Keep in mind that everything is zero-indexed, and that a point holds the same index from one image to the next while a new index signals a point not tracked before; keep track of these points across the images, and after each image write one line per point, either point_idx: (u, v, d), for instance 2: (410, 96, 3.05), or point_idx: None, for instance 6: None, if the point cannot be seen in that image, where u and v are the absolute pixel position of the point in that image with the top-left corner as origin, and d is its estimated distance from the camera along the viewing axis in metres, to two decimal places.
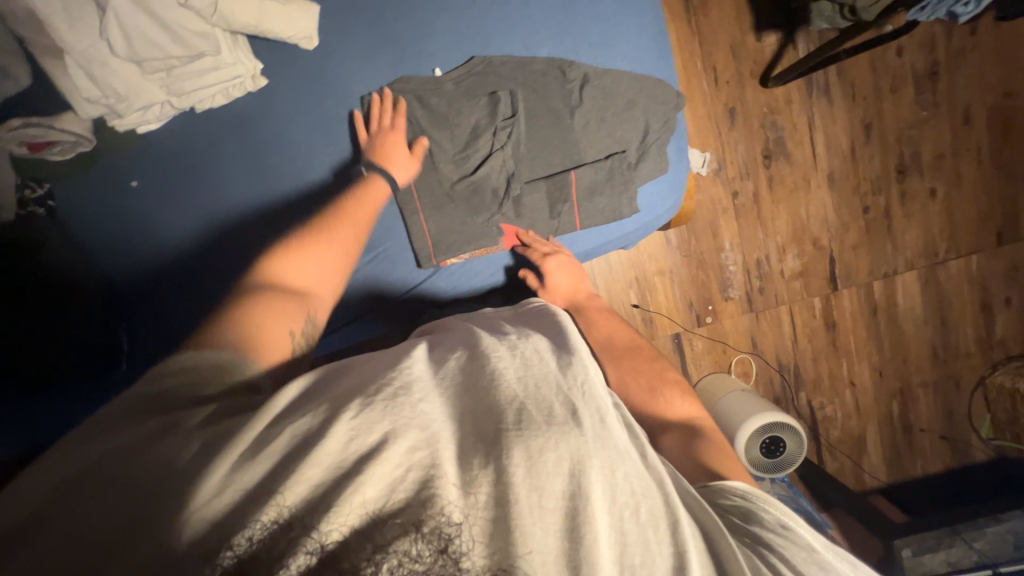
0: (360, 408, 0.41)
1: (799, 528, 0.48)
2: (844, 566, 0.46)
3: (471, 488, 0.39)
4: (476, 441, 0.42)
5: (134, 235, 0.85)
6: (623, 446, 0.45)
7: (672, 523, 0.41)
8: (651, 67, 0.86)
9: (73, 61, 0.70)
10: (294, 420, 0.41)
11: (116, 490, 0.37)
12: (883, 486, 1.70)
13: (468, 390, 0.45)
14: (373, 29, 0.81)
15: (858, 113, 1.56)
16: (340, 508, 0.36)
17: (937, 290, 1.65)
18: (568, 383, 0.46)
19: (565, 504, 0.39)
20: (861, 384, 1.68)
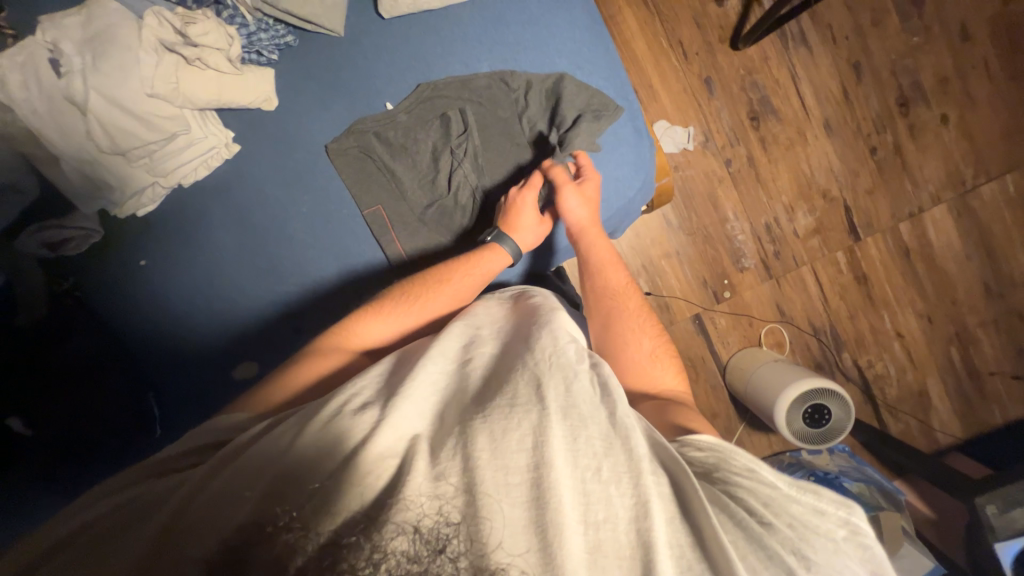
0: (346, 429, 0.53)
1: (765, 469, 0.53)
2: (809, 498, 0.51)
3: (443, 477, 0.48)
4: (447, 434, 0.52)
5: (149, 311, 0.92)
6: (591, 412, 0.55)
7: (635, 474, 0.50)
8: (593, 57, 0.86)
9: (67, 164, 0.78)
10: (289, 444, 0.52)
11: (136, 526, 0.47)
12: (959, 441, 1.55)
13: (442, 400, 0.58)
14: (323, 81, 0.87)
15: (842, 55, 1.49)
16: (343, 502, 0.45)
17: (973, 221, 1.53)
18: (530, 370, 0.58)
19: (529, 475, 0.48)
20: (909, 334, 1.56)
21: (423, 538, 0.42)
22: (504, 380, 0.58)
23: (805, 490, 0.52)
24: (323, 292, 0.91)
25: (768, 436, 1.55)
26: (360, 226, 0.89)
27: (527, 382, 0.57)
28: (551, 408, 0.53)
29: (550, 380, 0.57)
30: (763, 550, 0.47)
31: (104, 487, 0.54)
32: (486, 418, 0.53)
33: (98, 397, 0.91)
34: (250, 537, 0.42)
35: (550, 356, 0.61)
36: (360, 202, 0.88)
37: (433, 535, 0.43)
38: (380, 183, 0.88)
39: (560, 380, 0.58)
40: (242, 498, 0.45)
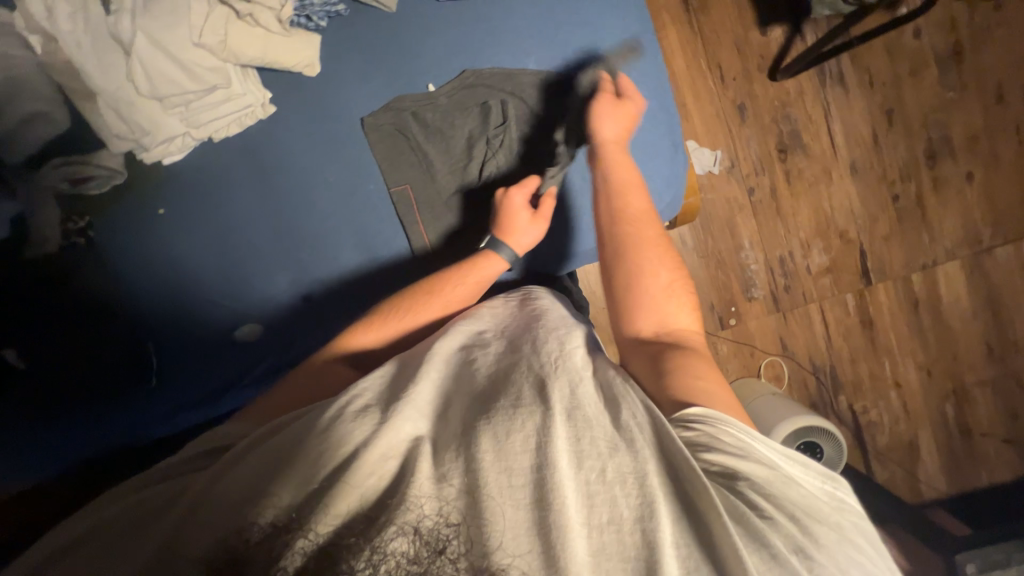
0: (344, 428, 0.52)
1: (756, 444, 0.55)
2: (798, 468, 0.54)
3: (446, 478, 0.49)
4: (450, 435, 0.53)
5: (159, 264, 0.91)
6: (596, 416, 0.54)
7: (640, 477, 0.49)
8: (640, 65, 0.86)
9: (104, 102, 0.77)
10: (290, 440, 0.53)
11: (151, 517, 0.51)
12: (942, 497, 1.55)
13: (445, 398, 0.58)
14: (368, 53, 0.86)
15: (876, 99, 1.50)
16: (343, 505, 0.47)
17: (985, 280, 1.53)
18: (536, 371, 0.58)
19: (532, 477, 0.48)
20: (908, 385, 1.56)
21: (422, 539, 0.46)
22: (507, 379, 0.58)
23: (794, 462, 0.55)
24: (337, 264, 0.90)
25: None
26: (385, 203, 0.89)
27: (531, 384, 0.56)
28: (556, 412, 0.53)
29: (555, 382, 0.57)
30: (772, 544, 0.46)
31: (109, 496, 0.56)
32: (490, 419, 0.53)
33: (100, 338, 0.91)
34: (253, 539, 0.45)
35: (556, 359, 0.61)
36: (388, 179, 0.87)
37: (433, 535, 0.46)
38: (410, 164, 0.87)
39: (566, 381, 0.57)
40: (246, 504, 0.47)
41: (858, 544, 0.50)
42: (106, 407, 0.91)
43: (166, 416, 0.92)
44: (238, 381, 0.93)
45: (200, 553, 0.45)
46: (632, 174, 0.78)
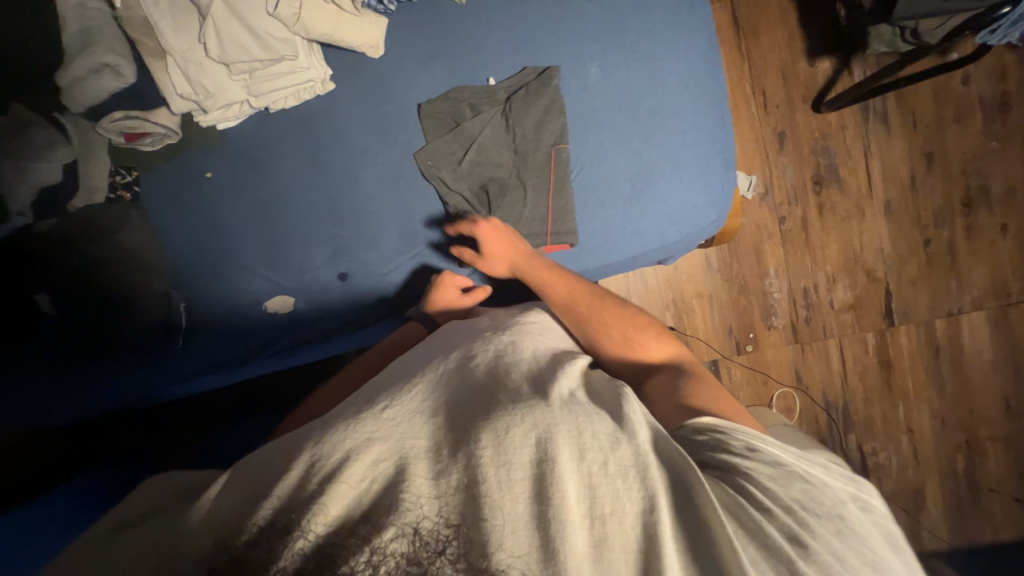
0: (335, 431, 0.52)
1: (767, 447, 0.57)
2: (813, 471, 0.56)
3: (445, 475, 0.50)
4: (447, 435, 0.53)
5: (200, 227, 0.92)
6: (595, 413, 0.55)
7: (642, 470, 0.50)
8: (700, 81, 0.86)
9: (173, 62, 0.79)
10: (284, 445, 0.54)
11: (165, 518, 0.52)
12: (943, 548, 1.53)
13: (443, 396, 0.58)
14: (433, 42, 0.88)
15: (917, 142, 1.50)
16: (338, 505, 0.47)
17: (1008, 335, 1.52)
18: (534, 377, 0.61)
19: (532, 472, 0.49)
20: (919, 431, 1.54)
21: (421, 538, 0.47)
22: (506, 380, 0.59)
23: (813, 465, 0.56)
24: (378, 244, 0.91)
25: None
26: (430, 187, 0.89)
27: (528, 386, 0.58)
28: (555, 406, 0.54)
29: (553, 383, 0.59)
30: (767, 536, 0.50)
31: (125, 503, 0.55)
32: (488, 418, 0.53)
33: (131, 295, 0.88)
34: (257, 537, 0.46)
35: (556, 368, 0.63)
36: (435, 162, 0.87)
37: (433, 536, 0.47)
38: (459, 149, 0.88)
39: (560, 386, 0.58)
40: (242, 512, 0.48)
41: (871, 545, 0.52)
42: (132, 365, 0.91)
43: (182, 380, 0.93)
44: (262, 351, 0.94)
45: (196, 552, 0.47)
46: (535, 270, 0.82)
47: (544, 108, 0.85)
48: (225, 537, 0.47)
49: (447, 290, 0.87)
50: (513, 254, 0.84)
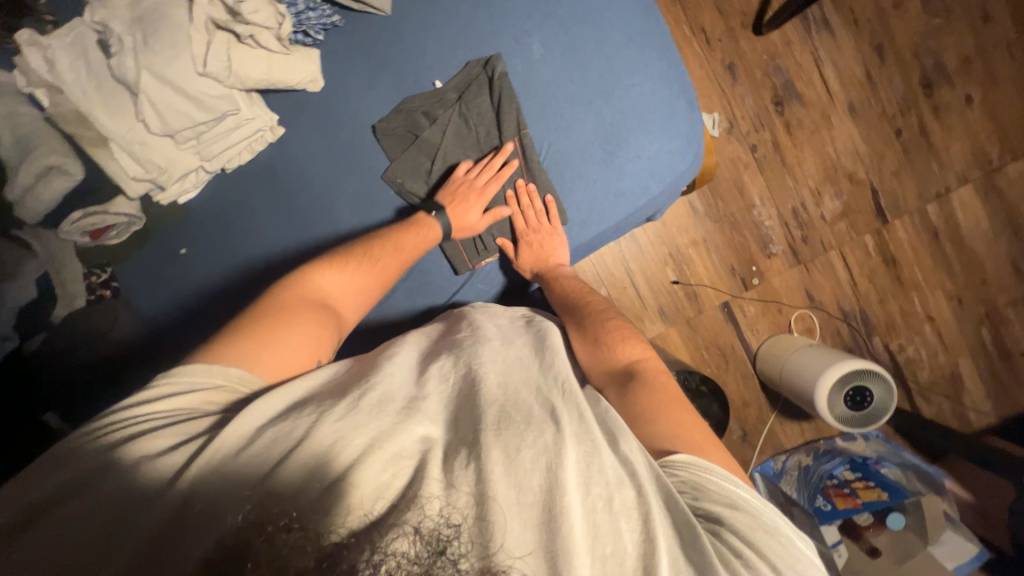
0: (359, 420, 0.50)
1: (741, 492, 0.52)
2: (781, 520, 0.52)
3: (457, 486, 0.45)
4: (460, 444, 0.49)
5: (192, 305, 0.91)
6: (601, 439, 0.52)
7: (644, 513, 0.47)
8: (643, 28, 0.86)
9: (117, 146, 0.77)
10: (294, 424, 0.50)
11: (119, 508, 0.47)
12: (993, 422, 1.53)
13: (453, 399, 0.55)
14: (371, 61, 0.87)
15: (864, 37, 1.50)
16: (352, 509, 0.42)
17: (1000, 200, 1.52)
18: (545, 388, 0.56)
19: (541, 497, 0.46)
20: (940, 316, 1.54)
21: (424, 538, 0.39)
22: (518, 396, 0.54)
23: (778, 513, 0.52)
24: None
25: (800, 422, 1.55)
26: (405, 204, 0.90)
27: (541, 401, 0.54)
28: (566, 430, 0.50)
29: (563, 401, 0.55)
30: None
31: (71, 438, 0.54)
32: (499, 430, 0.50)
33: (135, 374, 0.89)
34: (248, 537, 0.39)
35: (561, 382, 0.57)
36: (403, 179, 0.87)
37: (433, 536, 0.39)
38: (425, 161, 0.87)
39: (572, 404, 0.54)
40: (233, 509, 0.43)
41: None
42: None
43: None
44: None
45: (201, 556, 0.40)
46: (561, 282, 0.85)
47: (494, 99, 0.85)
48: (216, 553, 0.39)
49: (471, 215, 0.87)
50: (543, 253, 0.87)
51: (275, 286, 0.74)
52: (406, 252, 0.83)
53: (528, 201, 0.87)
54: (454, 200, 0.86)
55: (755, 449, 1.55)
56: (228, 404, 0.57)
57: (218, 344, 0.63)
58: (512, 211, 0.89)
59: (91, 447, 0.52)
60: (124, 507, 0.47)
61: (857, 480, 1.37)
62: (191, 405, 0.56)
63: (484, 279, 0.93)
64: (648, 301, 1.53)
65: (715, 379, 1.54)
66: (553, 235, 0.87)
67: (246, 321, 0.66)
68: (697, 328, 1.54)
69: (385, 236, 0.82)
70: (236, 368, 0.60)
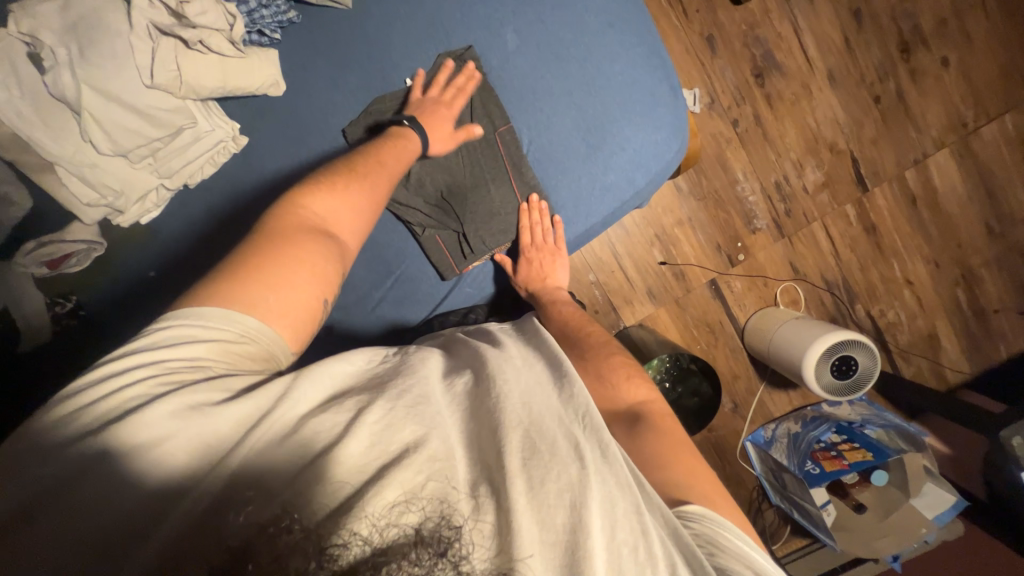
0: (394, 424, 0.47)
1: (753, 552, 0.52)
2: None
3: (478, 514, 0.44)
4: (485, 468, 0.47)
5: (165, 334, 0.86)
6: (627, 479, 0.50)
7: (670, 565, 0.46)
8: (621, 12, 0.82)
9: (64, 170, 0.72)
10: (320, 422, 0.47)
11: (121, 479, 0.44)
12: (968, 379, 1.60)
13: (479, 412, 0.52)
14: (335, 61, 0.82)
15: (842, 3, 1.48)
16: (367, 516, 0.40)
17: (975, 162, 1.54)
18: (571, 412, 0.53)
19: (564, 537, 0.44)
20: (918, 280, 1.58)
21: (424, 542, 0.38)
22: (545, 420, 0.51)
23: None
24: (350, 288, 0.86)
25: (788, 392, 1.59)
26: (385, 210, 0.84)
27: (568, 432, 0.50)
28: (592, 465, 0.48)
29: (587, 432, 0.51)
30: None
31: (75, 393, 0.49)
32: (525, 460, 0.47)
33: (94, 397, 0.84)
34: (253, 542, 0.37)
35: (581, 413, 0.53)
36: None
37: (434, 537, 0.39)
38: None
39: (598, 437, 0.51)
40: (236, 507, 0.41)
41: None
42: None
43: None
44: None
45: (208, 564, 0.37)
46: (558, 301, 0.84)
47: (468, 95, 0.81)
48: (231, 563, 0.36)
49: (443, 125, 0.79)
50: (541, 273, 0.87)
51: (264, 217, 0.65)
52: (392, 166, 0.75)
53: (537, 219, 0.84)
54: (424, 112, 0.78)
55: (746, 421, 1.59)
56: (228, 362, 0.53)
57: (214, 284, 0.57)
58: (522, 227, 0.85)
59: (100, 406, 0.48)
60: (152, 479, 0.45)
61: (843, 443, 1.42)
62: (203, 356, 0.52)
63: (472, 283, 0.90)
64: (637, 284, 1.53)
65: (705, 355, 1.57)
66: (556, 257, 0.87)
67: (239, 260, 0.59)
68: (686, 307, 1.55)
69: (366, 154, 0.74)
70: (238, 309, 0.55)
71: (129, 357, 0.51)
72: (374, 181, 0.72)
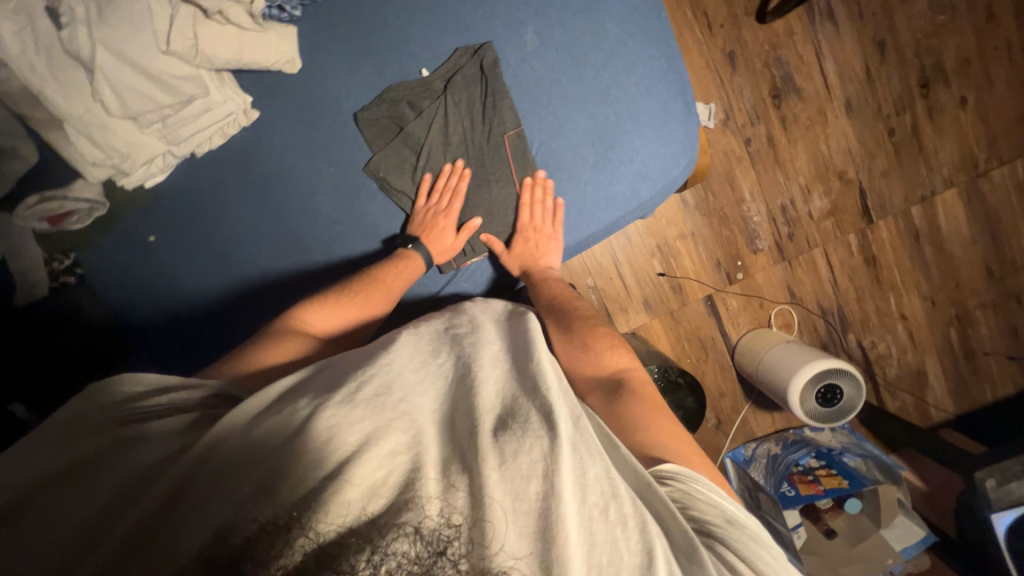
0: (352, 417, 0.47)
1: (726, 505, 0.54)
2: (762, 534, 0.54)
3: (453, 490, 0.44)
4: (457, 446, 0.47)
5: (167, 302, 0.89)
6: (597, 445, 0.51)
7: (641, 522, 0.46)
8: (643, 22, 0.81)
9: (72, 128, 0.73)
10: (288, 413, 0.49)
11: (84, 487, 0.45)
12: (951, 418, 1.61)
13: (449, 395, 0.53)
14: (353, 44, 0.82)
15: (867, 32, 1.47)
16: (343, 506, 0.41)
17: (982, 205, 1.55)
18: (543, 383, 0.53)
19: (538, 506, 0.44)
20: (912, 316, 1.59)
21: (424, 538, 0.41)
22: (515, 399, 0.52)
23: (760, 527, 0.55)
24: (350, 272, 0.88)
25: (772, 414, 1.60)
26: (388, 200, 0.86)
27: (539, 405, 0.51)
28: (564, 436, 0.47)
29: (560, 400, 0.52)
30: None
31: (66, 412, 0.53)
32: (497, 437, 0.48)
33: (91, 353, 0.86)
34: (240, 533, 0.39)
35: (559, 380, 0.55)
36: (386, 173, 0.84)
37: (434, 535, 0.41)
38: (410, 155, 0.84)
39: (570, 404, 0.53)
40: (211, 495, 0.42)
41: None
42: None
43: None
44: None
45: (194, 551, 0.39)
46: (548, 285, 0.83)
47: (482, 92, 0.81)
48: (218, 546, 0.39)
49: (446, 240, 0.84)
50: (535, 253, 0.85)
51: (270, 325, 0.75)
52: (391, 283, 0.81)
53: (540, 195, 0.83)
54: (426, 232, 0.84)
55: (727, 437, 1.60)
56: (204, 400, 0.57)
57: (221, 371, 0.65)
58: (523, 203, 0.83)
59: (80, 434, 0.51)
60: (115, 485, 0.45)
61: (821, 468, 1.44)
62: (181, 397, 0.57)
63: (469, 278, 0.91)
64: (633, 293, 1.53)
65: (694, 370, 1.58)
66: (551, 239, 0.85)
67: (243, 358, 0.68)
68: (680, 320, 1.56)
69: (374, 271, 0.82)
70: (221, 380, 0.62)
71: (108, 399, 0.55)
72: (376, 299, 0.80)
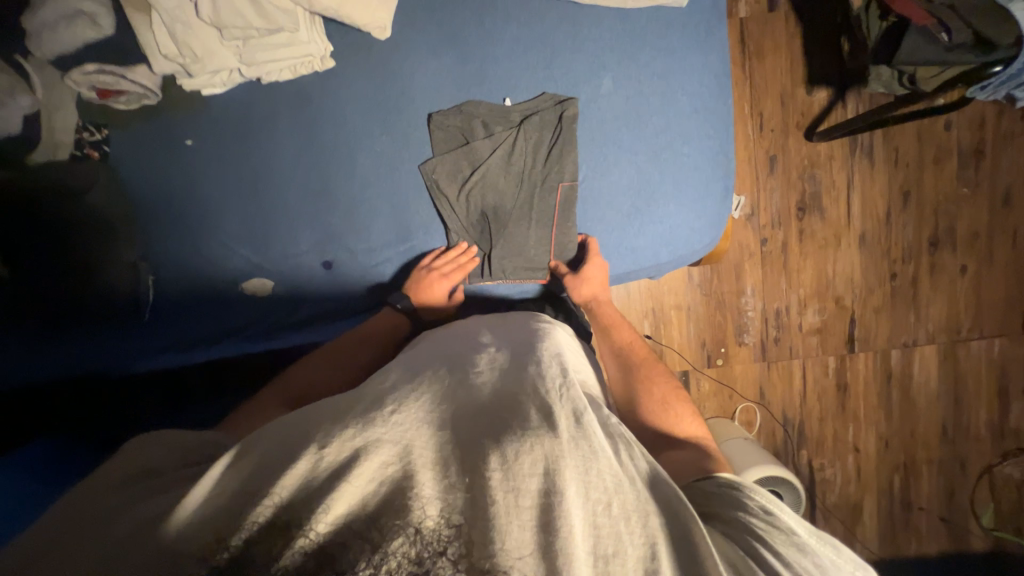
0: (344, 429, 0.49)
1: (783, 513, 0.52)
2: (829, 549, 0.51)
3: (452, 492, 0.47)
4: (457, 454, 0.50)
5: (181, 212, 0.88)
6: (602, 444, 0.52)
7: (644, 514, 0.48)
8: (709, 102, 0.87)
9: (157, 18, 0.75)
10: (285, 434, 0.51)
11: (95, 528, 0.45)
12: (873, 560, 1.64)
13: (449, 409, 0.55)
14: (444, 31, 0.85)
15: (898, 179, 1.57)
16: (343, 505, 0.44)
17: (954, 368, 1.63)
18: (545, 389, 0.57)
19: (540, 502, 0.46)
20: (864, 451, 1.64)
21: (423, 539, 0.44)
22: (514, 404, 0.55)
23: (829, 541, 0.52)
24: (366, 237, 0.90)
25: None
26: (430, 201, 0.89)
27: (537, 408, 0.54)
28: (563, 437, 0.50)
29: (560, 403, 0.55)
30: None
31: (107, 464, 0.54)
32: (498, 441, 0.50)
33: (95, 260, 0.86)
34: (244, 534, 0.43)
35: (560, 386, 0.58)
36: (439, 177, 0.86)
37: (433, 536, 0.44)
38: (466, 167, 0.87)
39: (571, 405, 0.55)
40: (216, 496, 0.46)
41: None
42: (106, 334, 0.89)
43: (151, 353, 0.91)
44: (237, 332, 0.93)
45: (195, 548, 0.43)
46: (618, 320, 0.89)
47: (554, 139, 0.85)
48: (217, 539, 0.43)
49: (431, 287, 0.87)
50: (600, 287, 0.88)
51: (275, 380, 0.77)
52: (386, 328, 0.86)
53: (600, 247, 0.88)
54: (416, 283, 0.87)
55: None
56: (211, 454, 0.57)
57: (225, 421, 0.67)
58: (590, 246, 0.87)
59: (91, 489, 0.51)
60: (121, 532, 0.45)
61: None
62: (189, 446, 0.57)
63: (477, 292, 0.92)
64: None
65: None
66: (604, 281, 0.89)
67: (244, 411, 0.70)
68: None
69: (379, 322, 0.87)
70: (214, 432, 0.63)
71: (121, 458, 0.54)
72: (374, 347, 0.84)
